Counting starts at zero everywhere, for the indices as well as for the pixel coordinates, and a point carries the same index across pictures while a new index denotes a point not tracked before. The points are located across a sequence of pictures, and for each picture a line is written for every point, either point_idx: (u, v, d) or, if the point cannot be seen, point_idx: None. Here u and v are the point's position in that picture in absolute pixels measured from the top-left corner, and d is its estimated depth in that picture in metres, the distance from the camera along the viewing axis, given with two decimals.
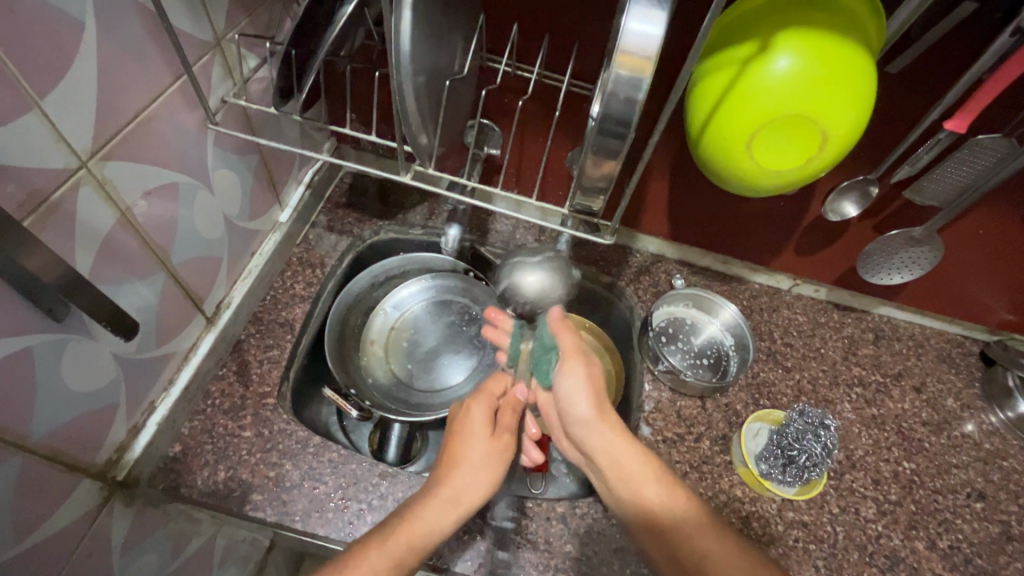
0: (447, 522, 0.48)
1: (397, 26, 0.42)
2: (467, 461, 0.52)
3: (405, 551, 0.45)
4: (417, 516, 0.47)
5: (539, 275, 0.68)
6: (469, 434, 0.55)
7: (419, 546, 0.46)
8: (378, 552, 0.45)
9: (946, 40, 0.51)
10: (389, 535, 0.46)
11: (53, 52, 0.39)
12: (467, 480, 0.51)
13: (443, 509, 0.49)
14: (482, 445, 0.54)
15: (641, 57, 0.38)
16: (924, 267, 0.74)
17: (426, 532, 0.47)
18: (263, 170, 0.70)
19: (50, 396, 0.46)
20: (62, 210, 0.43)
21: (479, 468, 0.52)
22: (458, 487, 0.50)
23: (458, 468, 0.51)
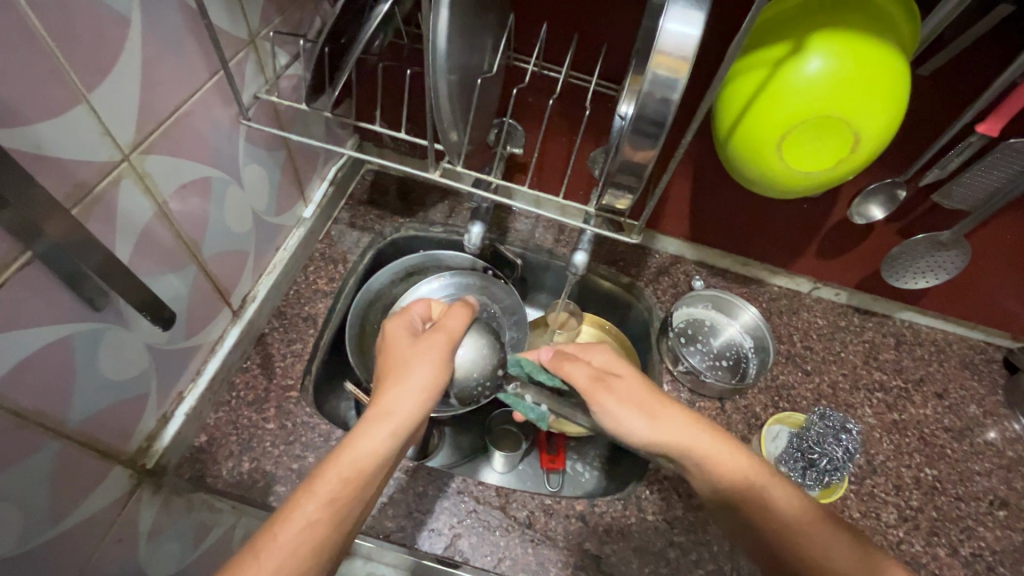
0: (381, 439, 0.44)
1: (434, 24, 0.42)
2: (418, 388, 0.47)
3: (343, 489, 0.42)
4: (353, 445, 0.44)
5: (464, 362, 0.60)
6: (416, 358, 0.49)
7: (358, 471, 0.43)
8: (320, 491, 0.41)
9: (981, 42, 0.50)
10: (332, 471, 0.42)
11: (101, 47, 0.40)
12: (410, 409, 0.46)
13: (372, 430, 0.45)
14: (433, 368, 0.49)
15: (678, 57, 0.38)
16: (949, 272, 0.73)
17: (368, 460, 0.44)
18: (290, 166, 0.71)
19: (88, 383, 0.47)
20: (106, 202, 0.44)
21: (422, 396, 0.48)
22: (404, 414, 0.46)
23: (401, 394, 0.47)
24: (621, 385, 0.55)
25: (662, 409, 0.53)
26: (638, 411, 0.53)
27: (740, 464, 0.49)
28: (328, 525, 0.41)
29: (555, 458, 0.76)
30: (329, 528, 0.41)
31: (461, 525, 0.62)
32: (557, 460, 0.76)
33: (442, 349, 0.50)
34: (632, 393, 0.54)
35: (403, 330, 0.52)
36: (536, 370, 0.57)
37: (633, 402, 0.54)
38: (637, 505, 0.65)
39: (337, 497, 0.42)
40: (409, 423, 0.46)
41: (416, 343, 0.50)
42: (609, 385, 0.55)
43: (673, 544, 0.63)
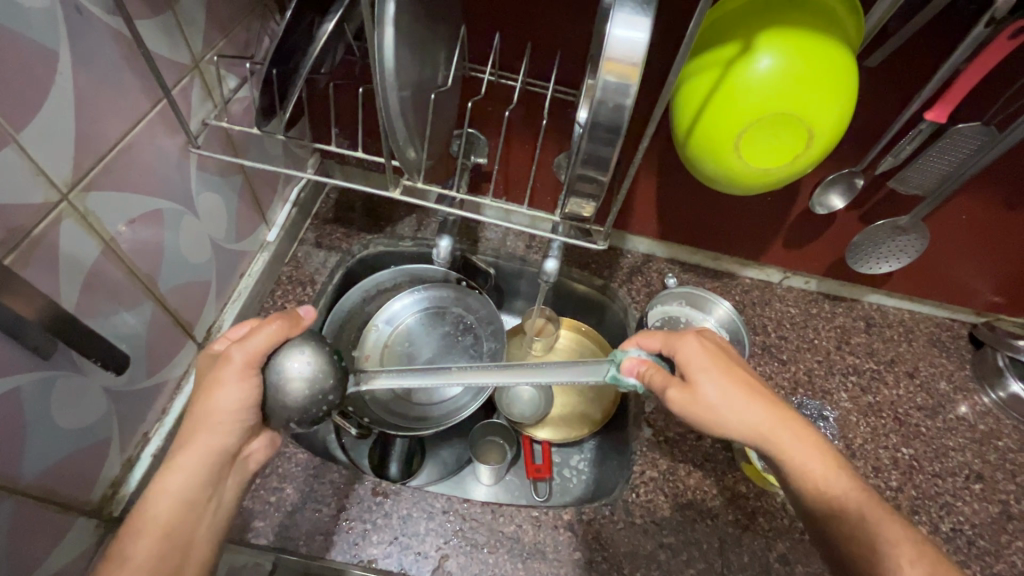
0: (197, 481, 0.46)
1: (379, 41, 0.41)
2: (219, 417, 0.46)
3: (160, 539, 0.43)
4: (153, 498, 0.44)
5: (299, 371, 0.47)
6: (217, 386, 0.46)
7: (168, 519, 0.44)
8: (125, 554, 0.42)
9: (924, 31, 0.51)
10: (137, 530, 0.43)
11: (27, 85, 0.38)
12: (204, 444, 0.46)
13: (188, 472, 0.45)
14: (231, 396, 0.46)
15: (628, 63, 0.38)
16: (910, 254, 0.74)
17: (171, 504, 0.44)
18: (248, 191, 0.69)
19: (42, 436, 0.44)
20: (45, 245, 0.41)
21: (221, 426, 0.47)
22: (200, 448, 0.46)
23: (195, 431, 0.46)
24: (715, 387, 0.46)
25: (750, 405, 0.46)
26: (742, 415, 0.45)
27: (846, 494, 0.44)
28: None
29: (541, 467, 0.75)
30: (148, 573, 0.41)
31: (448, 545, 0.61)
32: (543, 468, 0.74)
33: (237, 369, 0.46)
34: (729, 392, 0.46)
35: (208, 355, 0.50)
36: (633, 364, 0.48)
37: (724, 400, 0.46)
38: (625, 509, 0.65)
39: (143, 556, 0.42)
40: (210, 454, 0.47)
41: (212, 370, 0.47)
42: (700, 389, 0.46)
43: (663, 546, 0.63)
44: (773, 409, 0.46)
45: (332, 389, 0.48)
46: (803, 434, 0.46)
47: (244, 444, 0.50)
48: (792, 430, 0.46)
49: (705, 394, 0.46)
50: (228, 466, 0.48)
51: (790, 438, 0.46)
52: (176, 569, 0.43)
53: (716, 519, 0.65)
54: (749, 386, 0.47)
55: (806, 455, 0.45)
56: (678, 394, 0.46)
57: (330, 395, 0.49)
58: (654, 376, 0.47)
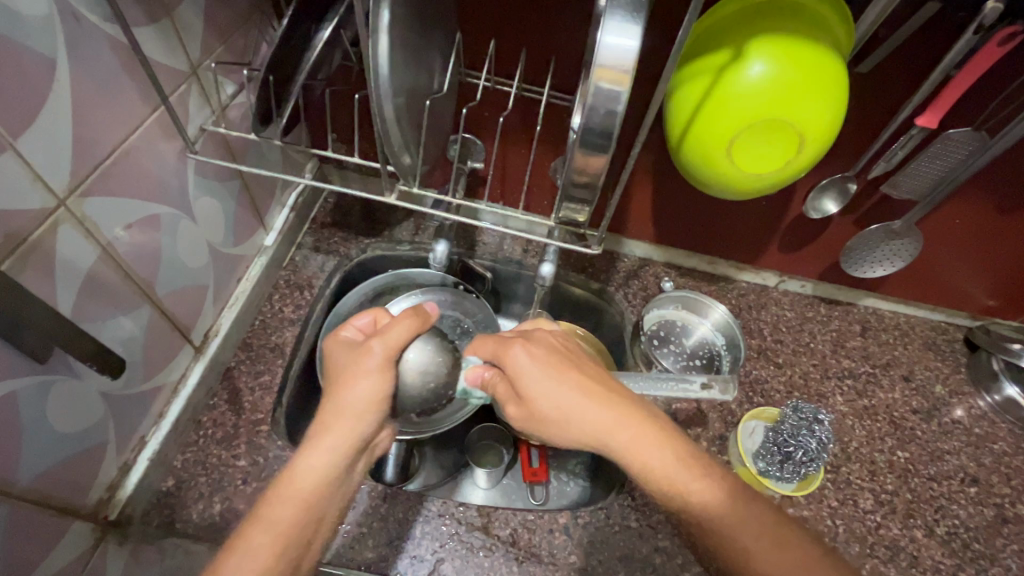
0: (337, 463, 0.44)
1: (374, 49, 0.42)
2: (350, 406, 0.45)
3: (297, 518, 0.41)
4: (293, 475, 0.42)
5: (414, 359, 0.52)
6: (349, 378, 0.46)
7: (304, 500, 0.42)
8: (268, 520, 0.41)
9: (914, 38, 0.52)
10: (280, 502, 0.41)
11: (25, 92, 0.38)
12: (350, 430, 0.45)
13: (330, 454, 0.44)
14: (366, 389, 0.45)
15: (619, 70, 0.38)
16: (905, 258, 0.75)
17: (313, 483, 0.42)
18: (246, 195, 0.69)
19: (39, 439, 0.45)
20: (43, 250, 0.42)
21: (361, 416, 0.45)
22: (340, 432, 0.44)
23: (339, 416, 0.45)
24: (540, 396, 0.47)
25: (565, 400, 0.46)
26: (555, 417, 0.46)
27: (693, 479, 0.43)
28: (274, 554, 0.40)
29: (538, 471, 0.75)
30: (277, 552, 0.40)
31: (444, 549, 0.61)
32: (540, 472, 0.75)
33: (378, 362, 0.46)
34: (568, 402, 0.46)
35: (340, 341, 0.49)
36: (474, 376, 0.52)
37: (566, 407, 0.46)
38: (620, 513, 0.65)
39: (285, 529, 0.41)
40: (350, 439, 0.45)
41: (352, 359, 0.47)
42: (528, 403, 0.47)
43: (658, 549, 0.63)
44: (617, 409, 0.46)
45: (446, 385, 0.54)
46: (638, 427, 0.45)
47: (374, 434, 0.48)
48: (601, 413, 0.45)
49: (535, 404, 0.47)
50: (360, 454, 0.46)
51: (611, 436, 0.45)
52: (304, 549, 0.41)
53: None
54: (589, 389, 0.46)
55: (651, 447, 0.44)
56: (515, 409, 0.49)
57: (444, 386, 0.54)
58: (498, 387, 0.51)
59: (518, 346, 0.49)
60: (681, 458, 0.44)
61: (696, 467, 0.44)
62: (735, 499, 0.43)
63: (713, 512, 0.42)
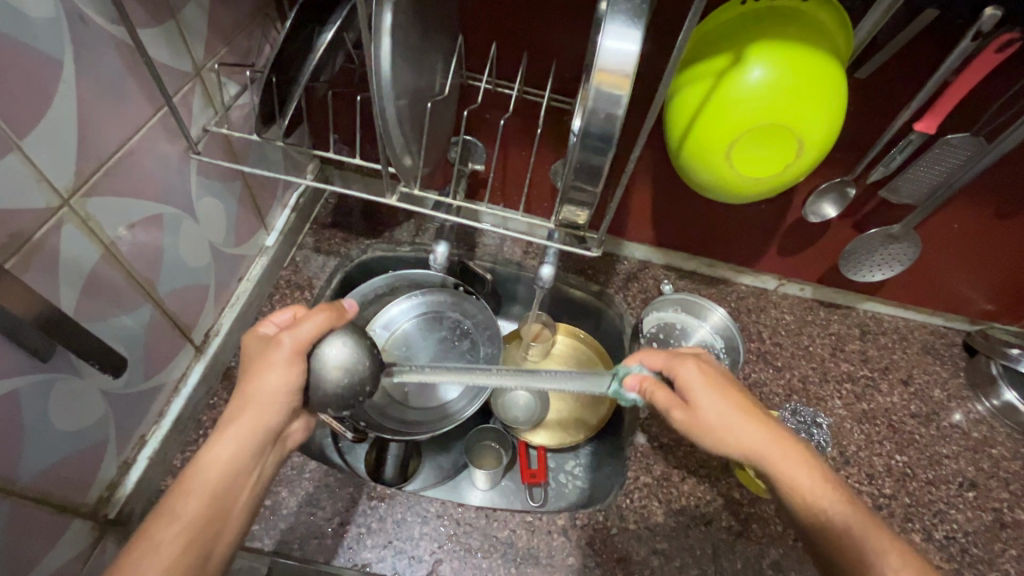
0: (243, 455, 0.46)
1: (377, 51, 0.42)
2: (261, 399, 0.46)
3: (201, 510, 0.43)
4: (201, 462, 0.44)
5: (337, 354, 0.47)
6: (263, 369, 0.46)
7: (210, 491, 0.43)
8: (173, 513, 0.42)
9: (913, 44, 0.52)
10: (182, 494, 0.43)
11: (30, 93, 0.38)
12: (255, 422, 0.46)
13: (245, 446, 0.45)
14: (276, 379, 0.46)
15: (619, 75, 0.39)
16: (903, 262, 0.75)
17: (219, 474, 0.44)
18: (247, 196, 0.70)
19: (40, 436, 0.45)
20: (46, 249, 0.42)
21: (269, 407, 0.46)
22: (249, 422, 0.46)
23: (247, 406, 0.46)
24: (716, 409, 0.48)
25: (748, 422, 0.47)
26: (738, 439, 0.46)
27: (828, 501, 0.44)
28: (183, 544, 0.41)
29: (536, 472, 0.75)
30: (184, 543, 0.41)
31: (442, 550, 0.61)
32: (538, 473, 0.75)
33: (286, 355, 0.46)
34: (732, 416, 0.47)
35: (255, 337, 0.49)
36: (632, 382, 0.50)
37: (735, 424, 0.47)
38: (619, 515, 0.65)
39: (189, 519, 0.42)
40: (257, 431, 0.46)
41: (263, 352, 0.47)
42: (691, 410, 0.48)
43: (656, 552, 0.63)
44: (772, 433, 0.47)
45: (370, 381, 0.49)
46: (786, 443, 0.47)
47: (286, 425, 0.49)
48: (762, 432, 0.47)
49: (703, 414, 0.48)
50: (271, 445, 0.48)
51: (785, 465, 0.46)
52: (215, 538, 0.43)
53: (710, 526, 0.65)
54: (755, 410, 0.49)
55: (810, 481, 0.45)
56: (681, 415, 0.48)
57: (366, 383, 0.48)
58: (655, 393, 0.49)
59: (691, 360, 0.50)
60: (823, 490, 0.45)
61: (847, 499, 0.44)
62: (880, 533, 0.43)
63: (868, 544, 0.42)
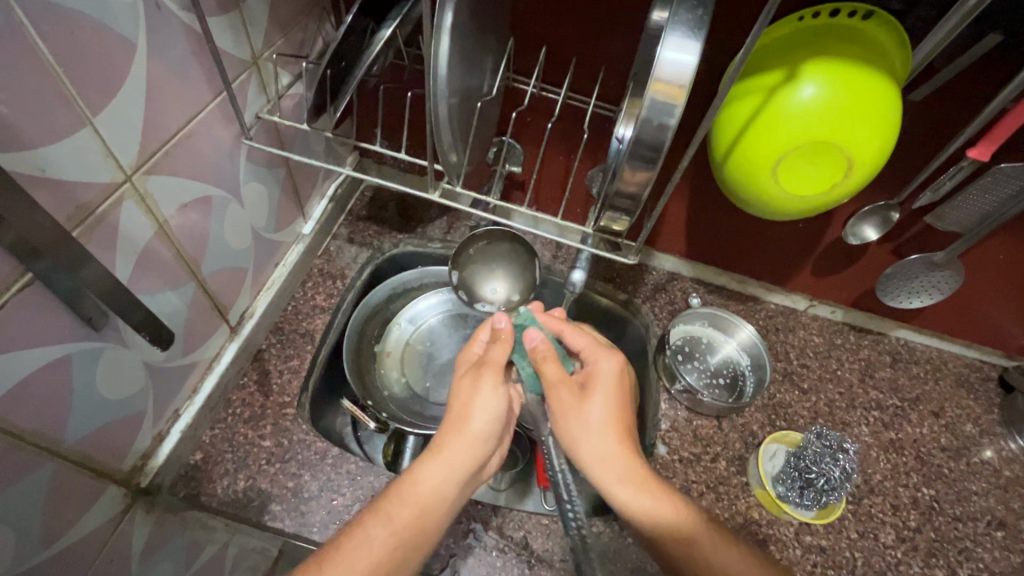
0: (450, 477, 0.47)
1: (435, 49, 0.43)
2: (471, 422, 0.49)
3: (412, 518, 0.46)
4: (418, 478, 0.47)
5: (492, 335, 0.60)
6: (471, 391, 0.50)
7: (422, 504, 0.46)
8: (388, 514, 0.45)
9: (971, 70, 0.51)
10: (399, 497, 0.46)
11: (106, 71, 0.40)
12: (461, 447, 0.48)
13: (441, 468, 0.47)
14: (483, 405, 0.49)
15: (674, 85, 0.39)
16: (944, 291, 0.73)
17: (431, 490, 0.47)
18: (289, 183, 0.71)
19: (85, 402, 0.46)
20: (107, 222, 0.44)
21: (476, 436, 0.49)
22: (462, 447, 0.48)
23: (450, 431, 0.49)
24: (597, 403, 0.51)
25: (614, 434, 0.50)
26: (596, 443, 0.49)
27: (671, 522, 0.47)
28: (392, 545, 0.44)
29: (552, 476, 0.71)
30: (393, 546, 0.44)
31: (456, 545, 0.62)
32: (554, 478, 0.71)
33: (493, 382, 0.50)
34: (608, 424, 0.50)
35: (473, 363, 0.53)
36: (534, 335, 0.55)
37: (597, 426, 0.50)
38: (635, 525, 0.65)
39: (401, 522, 0.45)
40: (465, 452, 0.48)
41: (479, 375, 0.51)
42: (586, 396, 0.52)
43: None
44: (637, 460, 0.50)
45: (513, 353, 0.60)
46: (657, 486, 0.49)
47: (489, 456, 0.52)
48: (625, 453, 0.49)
49: (591, 407, 0.51)
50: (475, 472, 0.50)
51: (624, 484, 0.48)
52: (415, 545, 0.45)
53: None
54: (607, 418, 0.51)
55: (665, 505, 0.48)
56: (567, 396, 0.51)
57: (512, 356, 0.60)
58: (547, 356, 0.53)
59: (610, 357, 0.55)
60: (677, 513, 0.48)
61: (697, 521, 0.48)
62: (714, 536, 0.48)
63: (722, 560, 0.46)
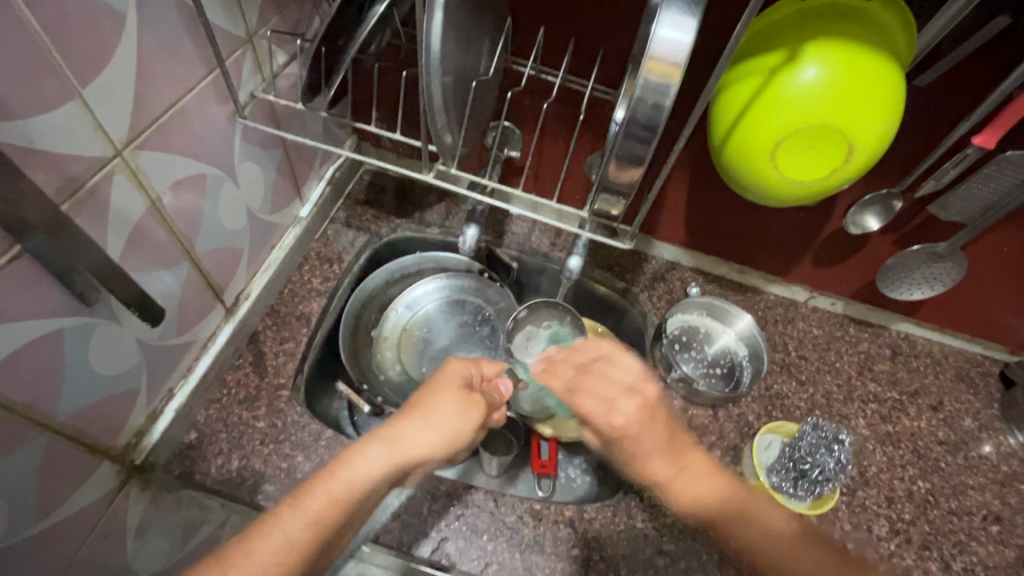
0: (382, 470, 0.43)
1: (428, 25, 0.42)
2: (430, 428, 0.45)
3: (331, 506, 0.41)
4: (354, 463, 0.42)
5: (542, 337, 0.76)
6: (438, 398, 0.48)
7: (346, 498, 0.42)
8: (305, 504, 0.41)
9: (977, 54, 0.50)
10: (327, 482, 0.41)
11: (95, 42, 0.40)
12: (413, 445, 0.44)
13: (380, 458, 0.43)
14: (450, 414, 0.47)
15: (670, 63, 0.38)
16: (945, 283, 0.72)
17: (359, 482, 0.42)
18: (286, 165, 0.71)
19: (79, 377, 0.47)
20: (98, 197, 0.44)
21: (430, 438, 0.45)
22: (411, 443, 0.44)
23: (407, 420, 0.46)
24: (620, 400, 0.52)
25: (647, 428, 0.50)
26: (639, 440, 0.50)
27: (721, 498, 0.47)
28: (302, 538, 0.39)
29: (547, 463, 0.72)
30: (304, 542, 0.39)
31: (449, 528, 0.62)
32: (549, 465, 0.72)
33: (470, 399, 0.48)
34: (636, 422, 0.50)
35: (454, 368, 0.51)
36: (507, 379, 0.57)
37: (633, 427, 0.50)
38: (627, 511, 0.65)
39: (320, 511, 0.41)
40: (414, 452, 0.44)
41: (453, 384, 0.49)
42: (610, 407, 0.52)
43: (662, 552, 0.62)
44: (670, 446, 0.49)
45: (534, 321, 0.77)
46: (696, 469, 0.48)
47: (422, 465, 0.48)
48: (656, 444, 0.49)
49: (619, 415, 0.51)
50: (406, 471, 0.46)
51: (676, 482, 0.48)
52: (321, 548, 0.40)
53: None
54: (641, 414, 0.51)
55: (705, 488, 0.48)
56: (601, 417, 0.52)
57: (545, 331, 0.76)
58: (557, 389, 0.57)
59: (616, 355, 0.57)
60: (716, 495, 0.47)
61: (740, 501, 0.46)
62: (757, 506, 0.47)
63: (745, 512, 0.46)
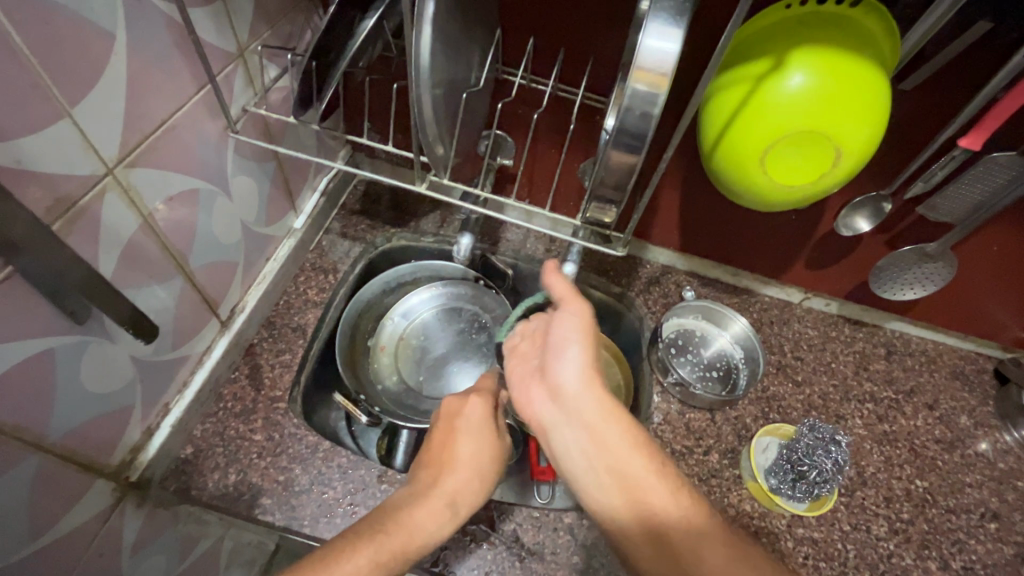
0: (442, 526, 0.45)
1: (417, 39, 0.43)
2: (467, 473, 0.49)
3: (399, 551, 0.42)
4: (418, 514, 0.44)
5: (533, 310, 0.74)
6: (464, 437, 0.51)
7: (411, 550, 0.43)
8: (375, 542, 0.41)
9: (961, 59, 0.51)
10: (398, 528, 0.43)
11: (84, 61, 0.40)
12: (458, 490, 0.47)
13: (437, 509, 0.46)
14: (479, 455, 0.50)
15: (657, 73, 0.38)
16: (937, 282, 0.73)
17: (420, 532, 0.44)
18: (280, 178, 0.71)
19: (72, 396, 0.46)
20: (89, 215, 0.44)
21: (470, 485, 0.48)
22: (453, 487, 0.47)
23: (448, 471, 0.48)
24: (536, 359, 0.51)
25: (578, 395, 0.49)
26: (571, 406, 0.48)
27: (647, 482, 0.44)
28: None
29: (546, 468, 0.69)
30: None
31: (448, 538, 0.62)
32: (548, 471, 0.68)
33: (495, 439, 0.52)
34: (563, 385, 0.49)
35: (472, 405, 0.53)
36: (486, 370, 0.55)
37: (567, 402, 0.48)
38: None
39: (390, 551, 0.41)
40: (458, 502, 0.47)
41: (477, 423, 0.52)
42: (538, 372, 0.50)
43: None
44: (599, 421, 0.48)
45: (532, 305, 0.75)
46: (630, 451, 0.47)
47: None
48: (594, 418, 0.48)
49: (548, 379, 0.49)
50: None
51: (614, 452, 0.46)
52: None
53: None
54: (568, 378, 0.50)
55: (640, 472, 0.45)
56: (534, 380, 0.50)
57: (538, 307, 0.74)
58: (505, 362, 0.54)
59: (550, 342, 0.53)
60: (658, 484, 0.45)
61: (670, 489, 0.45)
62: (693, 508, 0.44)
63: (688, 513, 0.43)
